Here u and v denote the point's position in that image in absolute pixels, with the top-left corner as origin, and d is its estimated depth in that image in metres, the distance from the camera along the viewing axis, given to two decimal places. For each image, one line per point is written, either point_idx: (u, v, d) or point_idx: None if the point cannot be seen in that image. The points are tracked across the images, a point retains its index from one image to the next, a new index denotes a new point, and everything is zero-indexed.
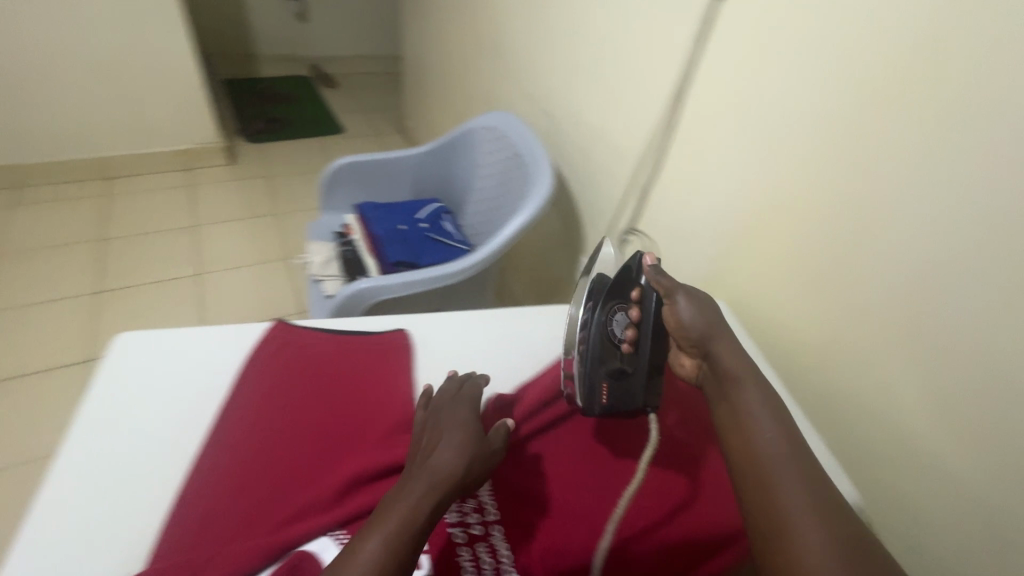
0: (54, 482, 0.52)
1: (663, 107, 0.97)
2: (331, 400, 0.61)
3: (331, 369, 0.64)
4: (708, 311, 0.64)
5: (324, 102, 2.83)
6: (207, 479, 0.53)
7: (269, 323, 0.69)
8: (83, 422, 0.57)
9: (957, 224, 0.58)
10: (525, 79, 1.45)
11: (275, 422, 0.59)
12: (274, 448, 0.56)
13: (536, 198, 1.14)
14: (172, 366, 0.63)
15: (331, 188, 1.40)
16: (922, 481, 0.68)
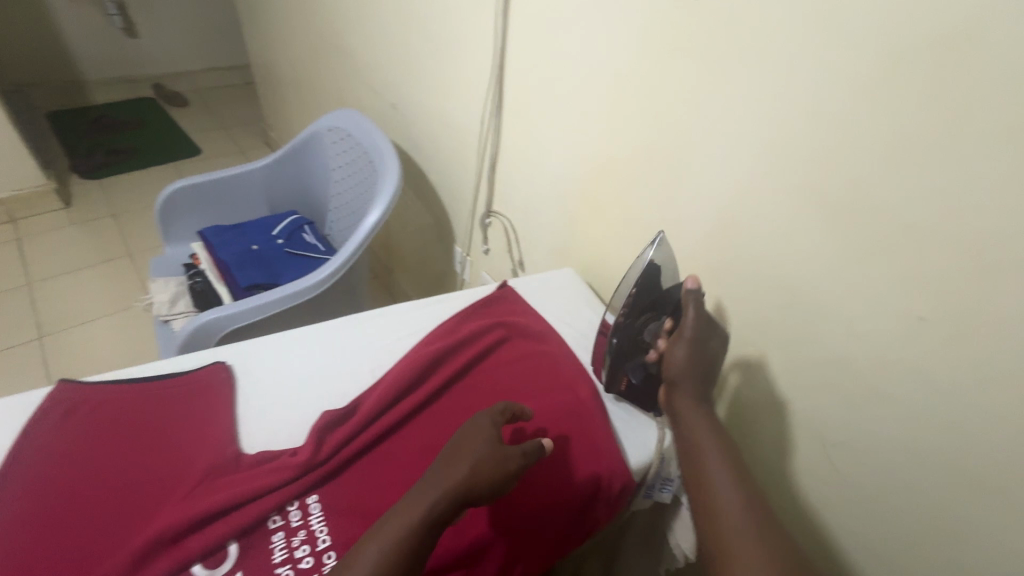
0: None
1: (492, 86, 0.97)
2: (130, 456, 0.54)
3: (133, 421, 0.58)
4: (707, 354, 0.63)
5: (173, 123, 2.57)
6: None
7: (55, 384, 0.60)
8: None
9: (751, 159, 0.64)
10: (367, 72, 1.39)
11: (55, 496, 0.51)
12: (54, 526, 0.49)
13: (387, 191, 1.09)
14: None
15: (169, 217, 1.26)
16: (759, 402, 0.74)
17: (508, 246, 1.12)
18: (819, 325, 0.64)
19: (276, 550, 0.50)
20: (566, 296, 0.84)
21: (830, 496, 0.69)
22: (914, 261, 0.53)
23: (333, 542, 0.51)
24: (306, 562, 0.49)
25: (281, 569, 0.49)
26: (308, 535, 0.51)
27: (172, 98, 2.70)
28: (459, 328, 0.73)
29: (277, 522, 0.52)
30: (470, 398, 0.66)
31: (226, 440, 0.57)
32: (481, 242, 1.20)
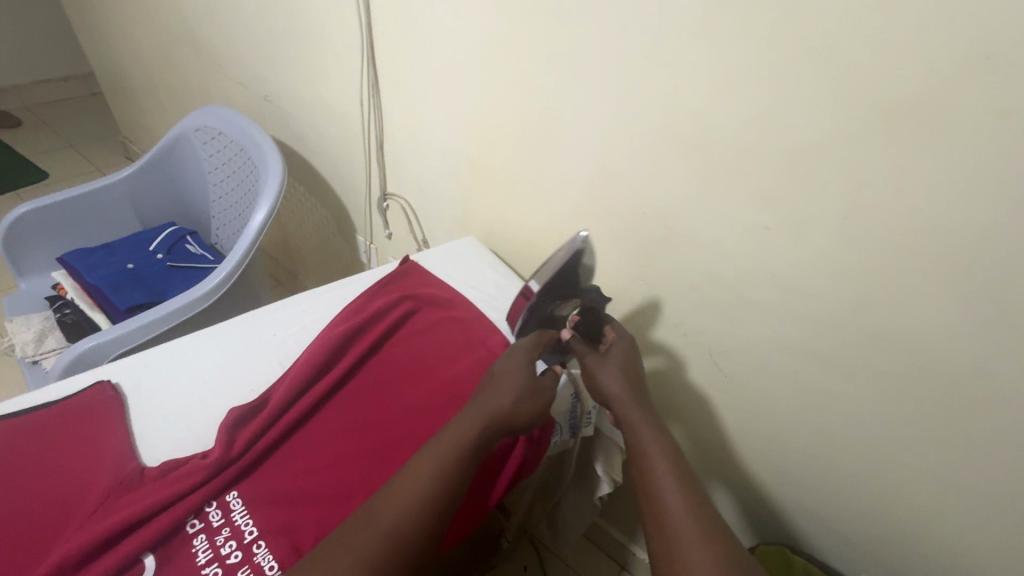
0: None
1: (365, 65, 0.96)
2: (7, 497, 0.49)
3: (6, 459, 0.52)
4: (631, 372, 0.66)
5: (5, 147, 2.23)
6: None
7: None
8: None
9: (611, 106, 0.69)
10: (228, 64, 1.30)
11: None
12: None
13: (272, 186, 1.04)
14: None
15: (16, 248, 1.11)
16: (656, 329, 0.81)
17: (409, 227, 1.12)
18: (691, 249, 0.71)
19: (200, 553, 0.49)
20: (472, 264, 0.86)
21: (724, 397, 0.79)
22: (756, 178, 0.61)
23: (262, 531, 0.50)
24: (234, 556, 0.48)
25: (207, 569, 0.47)
26: (233, 530, 0.50)
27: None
28: (368, 306, 0.73)
29: (197, 525, 0.50)
30: (386, 371, 0.67)
31: (125, 456, 0.54)
32: (383, 226, 1.19)
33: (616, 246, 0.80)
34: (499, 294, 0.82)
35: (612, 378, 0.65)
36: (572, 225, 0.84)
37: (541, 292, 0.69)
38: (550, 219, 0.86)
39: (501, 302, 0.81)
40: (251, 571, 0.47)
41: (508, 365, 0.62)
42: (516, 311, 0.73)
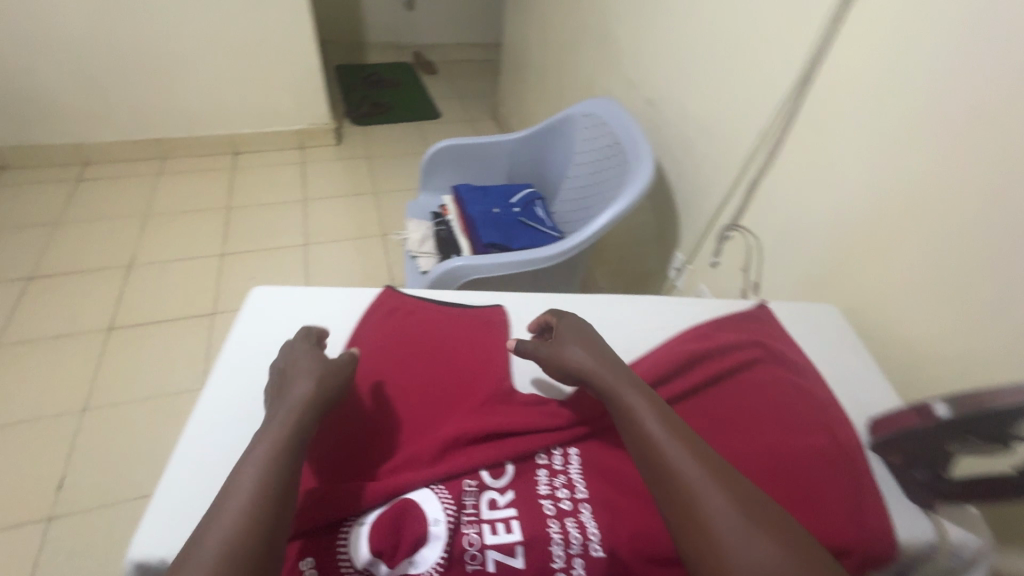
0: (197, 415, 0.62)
1: (785, 97, 0.93)
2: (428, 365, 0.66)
3: (440, 334, 0.70)
4: (595, 347, 0.63)
5: (422, 88, 2.94)
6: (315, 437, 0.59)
7: (380, 289, 0.76)
8: (217, 375, 0.66)
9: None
10: (627, 64, 1.43)
11: (391, 378, 0.64)
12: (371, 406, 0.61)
13: (636, 186, 1.11)
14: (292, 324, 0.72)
15: (430, 169, 1.46)
16: None
17: (745, 264, 1.08)
18: None
19: (541, 484, 0.55)
20: (828, 336, 0.78)
21: None
22: None
23: (590, 498, 0.55)
24: (565, 504, 0.54)
25: (545, 501, 0.54)
26: (568, 481, 0.56)
27: (425, 67, 3.09)
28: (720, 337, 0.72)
29: (543, 460, 0.58)
30: (724, 411, 0.65)
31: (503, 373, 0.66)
32: (711, 254, 1.16)
33: None
34: (863, 390, 0.71)
35: (573, 353, 0.63)
36: (992, 343, 0.69)
37: (936, 426, 0.56)
38: (956, 325, 0.73)
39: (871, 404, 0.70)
40: (579, 524, 0.52)
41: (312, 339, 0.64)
42: (888, 422, 0.62)
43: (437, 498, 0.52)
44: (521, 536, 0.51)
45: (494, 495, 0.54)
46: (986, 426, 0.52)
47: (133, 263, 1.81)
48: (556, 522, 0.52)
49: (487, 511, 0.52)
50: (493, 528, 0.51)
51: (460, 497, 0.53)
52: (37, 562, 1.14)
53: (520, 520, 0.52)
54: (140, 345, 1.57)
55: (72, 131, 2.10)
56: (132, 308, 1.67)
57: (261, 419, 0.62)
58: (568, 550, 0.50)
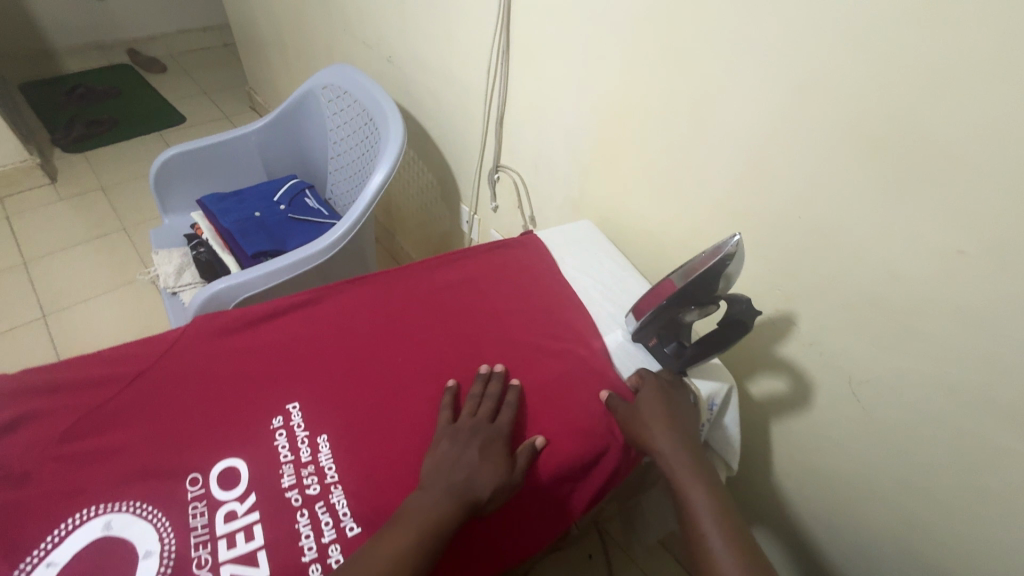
0: None
1: (495, 30, 0.92)
2: (140, 378, 0.57)
3: (128, 355, 0.60)
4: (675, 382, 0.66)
5: (153, 91, 2.46)
6: None
7: None
8: None
9: (791, 96, 0.59)
10: (357, 23, 1.31)
11: (68, 419, 0.53)
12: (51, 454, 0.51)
13: (390, 152, 1.05)
14: None
15: (165, 186, 1.22)
16: (776, 329, 0.75)
17: (519, 202, 1.10)
18: (835, 261, 0.64)
19: (285, 477, 0.52)
20: (581, 255, 0.81)
21: (853, 420, 0.72)
22: (937, 199, 0.53)
23: (341, 476, 0.53)
24: (313, 489, 0.51)
25: (290, 493, 0.51)
26: (317, 469, 0.53)
27: (149, 64, 2.58)
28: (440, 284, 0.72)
29: (287, 456, 0.53)
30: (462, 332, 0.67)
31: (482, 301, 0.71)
32: (490, 200, 1.17)
33: (754, 254, 0.72)
34: (622, 290, 0.76)
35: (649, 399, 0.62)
36: (696, 224, 0.78)
37: (674, 296, 0.61)
38: (668, 218, 0.81)
39: (619, 297, 0.75)
40: (328, 504, 0.51)
41: (459, 468, 0.52)
42: (642, 308, 0.66)
43: (162, 544, 0.47)
44: (265, 540, 0.48)
45: (233, 506, 0.49)
46: (693, 291, 0.60)
47: None
48: (305, 512, 0.50)
49: (221, 526, 0.48)
50: (230, 541, 0.47)
51: (184, 524, 0.48)
52: None
53: (263, 522, 0.49)
54: None
55: None
56: None
57: None
58: (320, 538, 0.49)
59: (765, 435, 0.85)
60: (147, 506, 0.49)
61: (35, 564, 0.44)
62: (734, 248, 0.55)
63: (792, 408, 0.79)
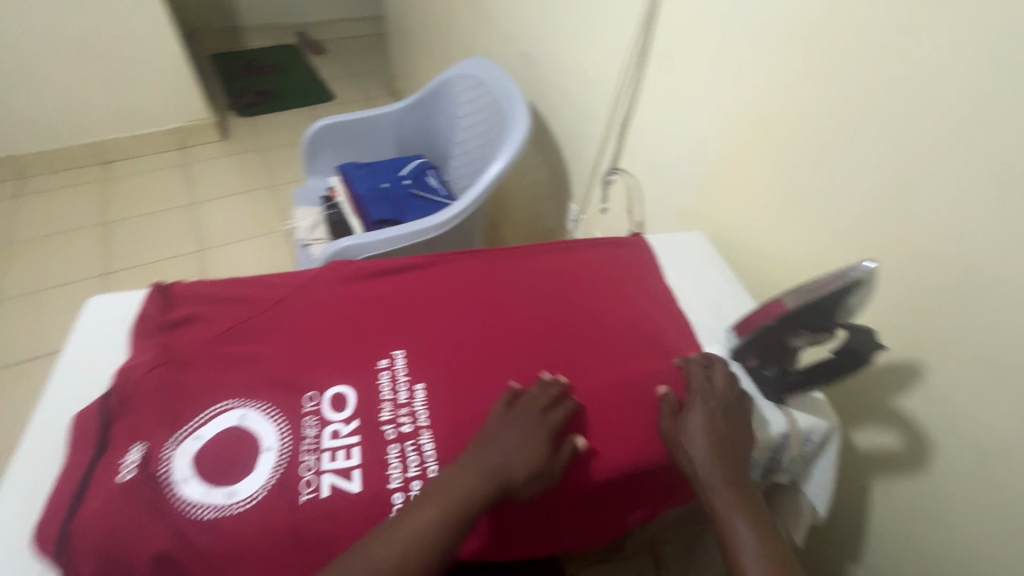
0: (16, 468, 0.53)
1: (636, 34, 0.93)
2: (279, 304, 0.66)
3: (272, 283, 0.69)
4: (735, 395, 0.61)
5: (312, 71, 2.78)
6: (128, 366, 0.58)
7: (149, 286, 0.68)
8: (34, 427, 0.56)
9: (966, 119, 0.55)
10: (500, 21, 1.39)
11: (222, 326, 0.64)
12: (207, 352, 0.61)
13: (513, 142, 1.11)
14: (92, 337, 0.63)
15: (313, 150, 1.38)
16: (898, 376, 0.68)
17: (629, 206, 1.10)
18: (988, 308, 0.57)
19: (383, 412, 0.58)
20: (689, 263, 0.79)
21: (977, 493, 0.64)
22: None
23: (432, 424, 0.57)
24: (406, 428, 0.56)
25: (386, 427, 0.56)
26: (411, 411, 0.58)
27: (312, 47, 2.92)
28: (546, 269, 0.75)
29: (387, 395, 0.59)
30: (562, 316, 0.68)
31: (593, 294, 0.72)
32: (600, 200, 1.18)
33: (885, 290, 0.67)
34: (726, 305, 0.74)
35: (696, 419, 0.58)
36: (822, 249, 0.73)
37: (786, 317, 0.58)
38: (790, 240, 0.77)
39: (722, 311, 0.73)
40: (417, 445, 0.55)
41: (494, 453, 0.52)
42: (745, 325, 0.64)
43: (279, 444, 0.54)
44: (361, 462, 0.54)
45: (338, 427, 0.56)
46: (810, 314, 0.57)
47: (2, 297, 1.63)
48: (397, 446, 0.55)
49: (327, 441, 0.55)
50: (333, 455, 0.54)
51: (299, 431, 0.55)
52: None
53: (361, 447, 0.55)
54: (23, 382, 1.43)
55: None
56: (10, 346, 1.51)
57: (62, 443, 0.55)
58: (406, 473, 0.54)
59: (863, 490, 0.78)
60: (273, 410, 0.56)
61: (185, 435, 0.54)
62: (864, 274, 0.52)
63: (902, 467, 0.71)
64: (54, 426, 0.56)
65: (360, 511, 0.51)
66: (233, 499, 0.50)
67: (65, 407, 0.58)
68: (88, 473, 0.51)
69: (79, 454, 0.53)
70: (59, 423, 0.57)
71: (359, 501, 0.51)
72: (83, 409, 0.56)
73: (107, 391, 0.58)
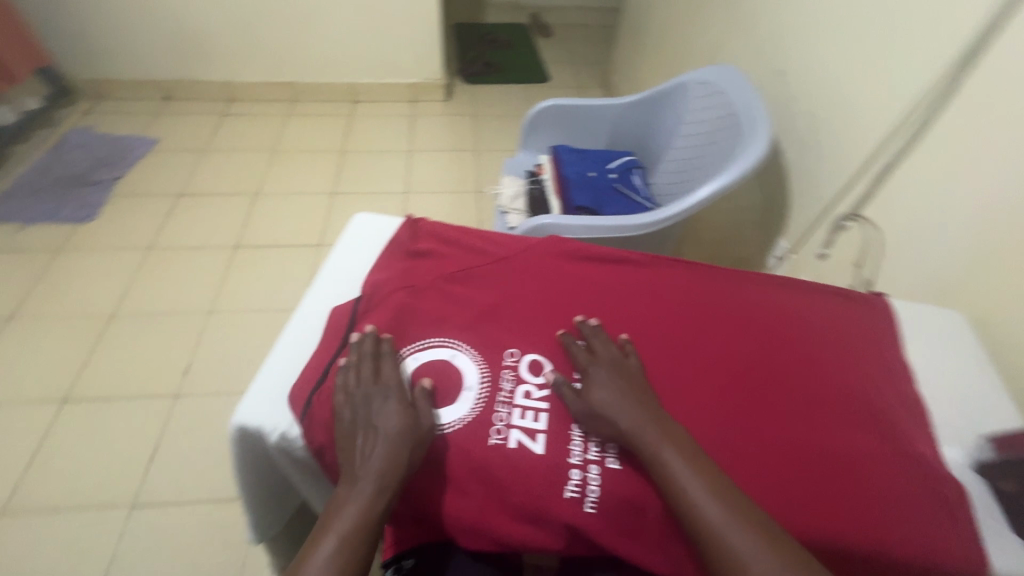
0: (288, 330, 0.68)
1: (942, 72, 0.80)
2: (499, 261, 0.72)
3: (495, 241, 0.76)
4: (619, 368, 0.59)
5: (535, 52, 2.92)
6: (379, 279, 0.69)
7: (404, 219, 0.81)
8: (306, 303, 0.71)
9: None
10: (758, 32, 1.29)
11: (451, 267, 0.71)
12: (436, 285, 0.69)
13: (748, 160, 1.04)
14: (357, 249, 0.78)
15: (532, 127, 1.45)
16: None
17: (862, 259, 0.97)
18: None
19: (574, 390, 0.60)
20: (942, 346, 0.68)
21: None
22: None
23: None
24: None
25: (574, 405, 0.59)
26: None
27: (541, 29, 3.06)
28: (766, 301, 0.70)
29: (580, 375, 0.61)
30: (776, 355, 0.64)
31: (819, 345, 0.65)
32: (821, 244, 1.06)
33: None
34: (981, 408, 0.63)
35: (601, 397, 0.57)
36: None
37: None
38: None
39: (974, 412, 0.62)
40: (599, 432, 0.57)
41: (384, 425, 0.54)
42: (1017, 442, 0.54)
43: (479, 386, 0.59)
44: (546, 427, 0.57)
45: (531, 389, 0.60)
46: None
47: (260, 192, 2.03)
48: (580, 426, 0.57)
49: (520, 398, 0.59)
50: (522, 413, 0.58)
51: (496, 381, 0.60)
52: (167, 425, 1.35)
53: (548, 414, 0.58)
54: (259, 262, 1.77)
55: (225, 70, 2.36)
56: (257, 231, 1.88)
57: (318, 321, 0.69)
58: (585, 453, 0.55)
59: None
60: (479, 354, 0.62)
61: (408, 352, 0.62)
62: None
63: None
64: (317, 307, 0.70)
65: (539, 471, 0.54)
66: (434, 421, 0.57)
67: (328, 295, 0.72)
68: (334, 355, 0.62)
69: (331, 340, 0.64)
70: (321, 305, 0.71)
71: (539, 462, 0.55)
72: (338, 306, 0.68)
73: (357, 295, 0.69)
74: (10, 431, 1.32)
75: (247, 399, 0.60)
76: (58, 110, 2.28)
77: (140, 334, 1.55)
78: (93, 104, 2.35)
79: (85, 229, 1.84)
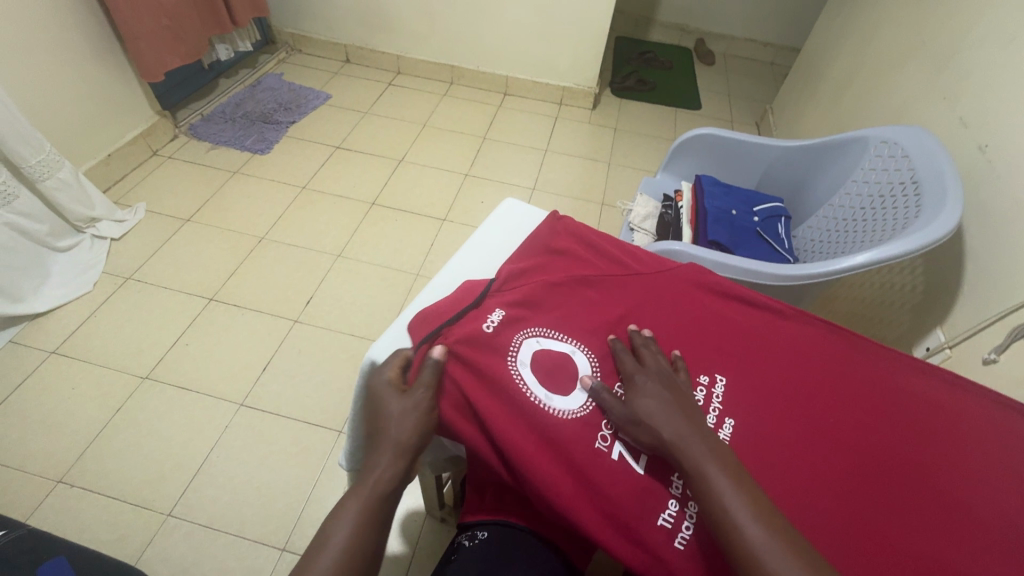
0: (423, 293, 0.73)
1: None
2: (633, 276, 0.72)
3: (633, 256, 0.76)
4: (666, 378, 0.59)
5: (692, 78, 2.83)
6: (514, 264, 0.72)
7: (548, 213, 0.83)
8: (444, 273, 0.76)
9: None
10: (966, 98, 1.14)
11: (585, 269, 0.72)
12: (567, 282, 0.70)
13: (922, 236, 0.93)
14: (497, 233, 0.82)
15: (680, 151, 1.41)
16: None
17: None
18: None
19: None
20: None
21: None
22: None
23: None
24: None
25: None
26: None
27: (705, 56, 2.96)
28: (917, 387, 0.64)
29: None
30: (915, 446, 0.58)
31: (971, 454, 0.58)
32: (991, 349, 0.92)
33: None
34: None
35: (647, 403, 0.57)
36: None
37: None
38: None
39: None
40: None
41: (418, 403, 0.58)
42: None
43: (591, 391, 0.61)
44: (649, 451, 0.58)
45: None
46: None
47: (402, 159, 2.19)
48: None
49: None
50: None
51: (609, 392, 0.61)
52: (282, 345, 1.52)
53: None
54: (388, 222, 1.92)
55: (399, 45, 2.57)
56: (392, 194, 2.03)
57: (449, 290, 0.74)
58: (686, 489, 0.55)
59: None
60: (597, 363, 0.63)
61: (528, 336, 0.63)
62: None
63: None
64: (451, 278, 0.75)
65: (636, 491, 0.55)
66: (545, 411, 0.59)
67: (463, 270, 0.76)
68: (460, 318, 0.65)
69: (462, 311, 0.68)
70: (455, 278, 0.76)
71: (637, 481, 0.55)
72: (472, 280, 0.71)
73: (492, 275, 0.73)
74: (167, 312, 1.56)
75: (377, 343, 0.67)
76: (261, 55, 2.64)
77: (280, 260, 1.75)
78: (287, 55, 2.68)
79: (256, 160, 2.11)
